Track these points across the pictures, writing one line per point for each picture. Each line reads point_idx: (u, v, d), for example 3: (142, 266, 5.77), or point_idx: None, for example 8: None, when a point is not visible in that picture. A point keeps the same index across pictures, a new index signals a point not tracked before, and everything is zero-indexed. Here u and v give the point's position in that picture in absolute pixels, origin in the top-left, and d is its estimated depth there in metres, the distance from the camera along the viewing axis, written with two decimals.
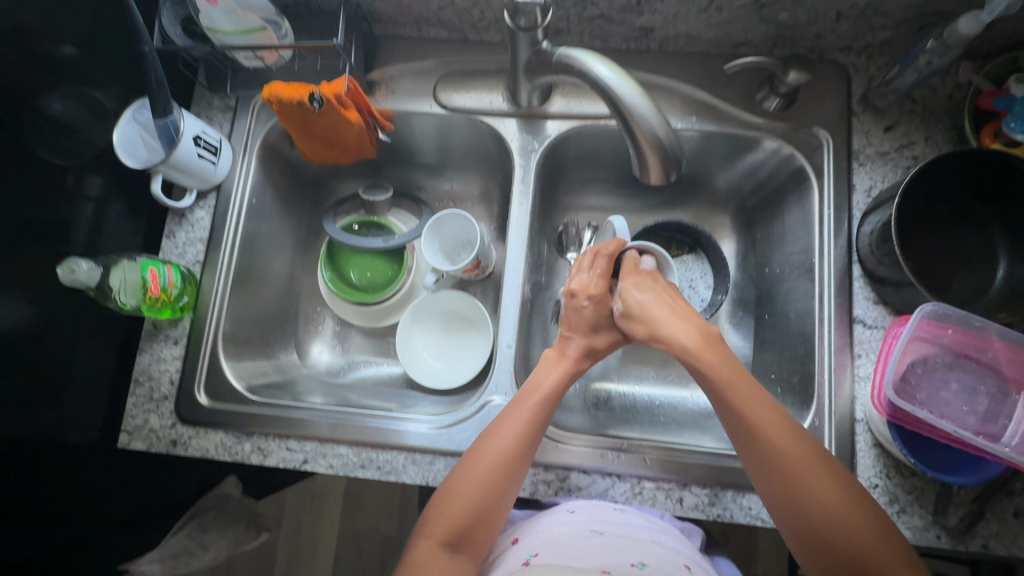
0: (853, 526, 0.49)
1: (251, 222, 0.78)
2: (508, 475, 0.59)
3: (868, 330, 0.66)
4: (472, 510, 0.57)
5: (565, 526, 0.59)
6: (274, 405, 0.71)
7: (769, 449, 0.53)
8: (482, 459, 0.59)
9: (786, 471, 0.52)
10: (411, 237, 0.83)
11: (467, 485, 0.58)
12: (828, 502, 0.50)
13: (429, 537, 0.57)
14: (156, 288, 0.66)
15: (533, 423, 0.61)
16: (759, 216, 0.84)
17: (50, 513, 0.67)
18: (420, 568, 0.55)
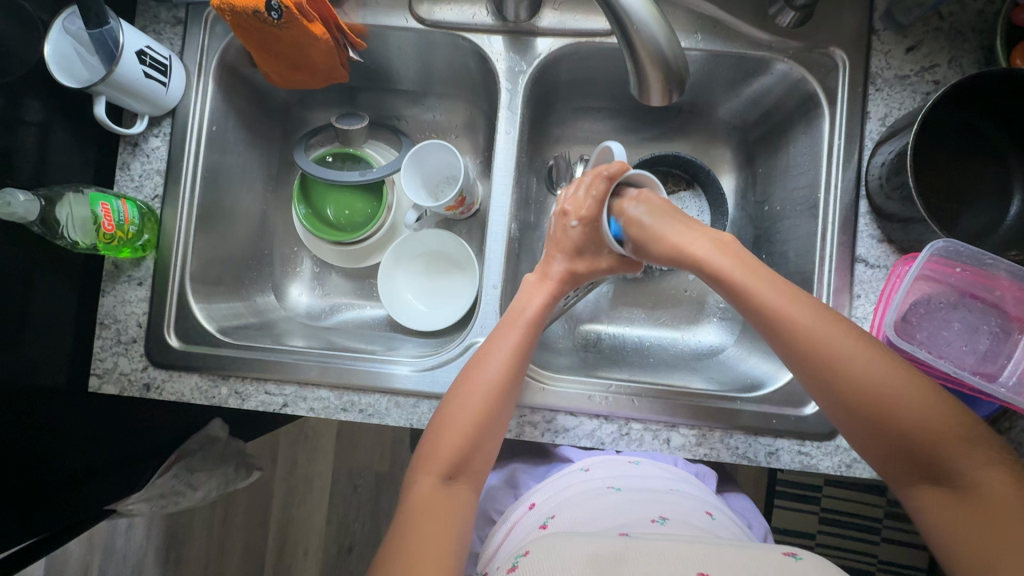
0: (923, 402, 0.47)
1: (213, 153, 0.71)
2: (499, 394, 0.58)
3: (870, 269, 0.63)
4: (467, 433, 0.57)
5: (587, 489, 0.63)
6: (250, 348, 0.68)
7: (816, 347, 0.51)
8: (474, 382, 0.58)
9: (838, 364, 0.49)
10: (390, 171, 0.77)
11: (460, 416, 0.57)
12: (890, 387, 0.48)
13: (427, 473, 0.56)
14: (111, 225, 0.61)
15: (521, 347, 0.61)
16: (762, 149, 0.78)
17: (31, 465, 0.63)
18: (420, 504, 0.54)
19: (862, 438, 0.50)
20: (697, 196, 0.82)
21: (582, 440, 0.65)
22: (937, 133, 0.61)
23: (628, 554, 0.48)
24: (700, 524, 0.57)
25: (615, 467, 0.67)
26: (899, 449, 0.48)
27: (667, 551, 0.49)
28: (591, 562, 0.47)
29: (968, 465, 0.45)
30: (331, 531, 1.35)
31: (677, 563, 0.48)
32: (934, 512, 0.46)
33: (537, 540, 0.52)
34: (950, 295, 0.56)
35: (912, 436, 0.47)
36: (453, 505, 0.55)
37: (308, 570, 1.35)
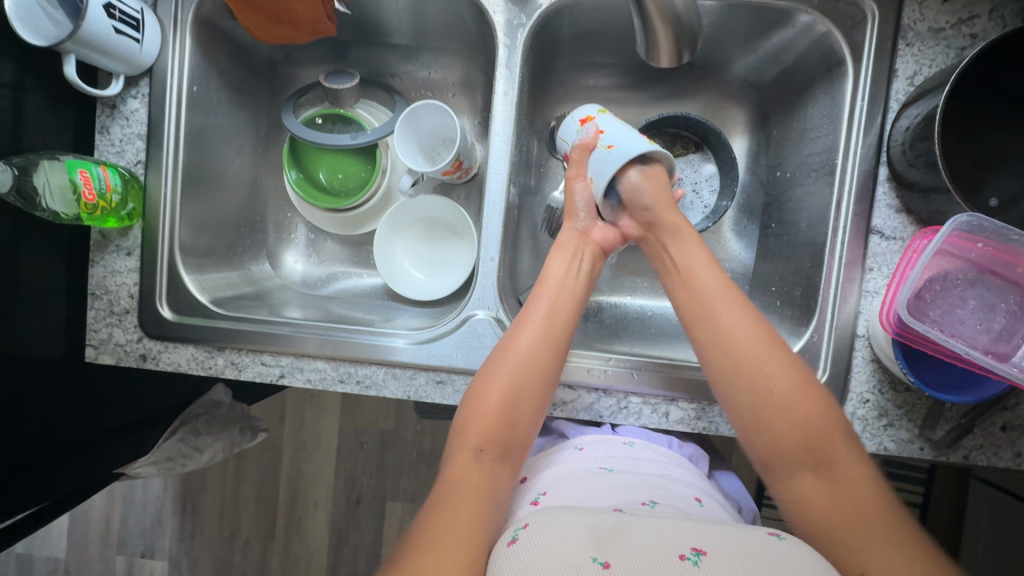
0: (818, 417, 0.52)
1: (196, 113, 0.68)
2: (537, 366, 0.58)
3: (885, 241, 0.60)
4: (504, 403, 0.57)
5: (581, 469, 0.64)
6: (246, 320, 0.67)
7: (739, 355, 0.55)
8: (510, 352, 0.59)
9: (758, 374, 0.54)
10: (383, 134, 0.73)
11: (493, 386, 0.58)
12: (795, 397, 0.53)
13: (462, 447, 0.57)
14: (91, 194, 0.58)
15: (558, 324, 0.60)
16: (778, 108, 0.74)
17: (39, 436, 0.63)
18: (451, 480, 0.55)
19: (759, 438, 0.54)
20: (707, 156, 0.78)
21: (580, 413, 0.65)
22: (968, 94, 0.57)
23: (626, 530, 0.48)
24: (688, 510, 0.58)
25: (610, 448, 0.67)
26: (786, 445, 0.53)
27: (663, 529, 0.49)
28: (591, 535, 0.47)
29: (848, 468, 0.51)
30: (338, 487, 1.40)
31: (673, 539, 0.47)
32: (810, 502, 0.51)
33: (536, 514, 0.52)
34: (968, 271, 0.54)
35: (799, 426, 0.52)
36: (488, 479, 0.55)
37: (318, 522, 1.40)
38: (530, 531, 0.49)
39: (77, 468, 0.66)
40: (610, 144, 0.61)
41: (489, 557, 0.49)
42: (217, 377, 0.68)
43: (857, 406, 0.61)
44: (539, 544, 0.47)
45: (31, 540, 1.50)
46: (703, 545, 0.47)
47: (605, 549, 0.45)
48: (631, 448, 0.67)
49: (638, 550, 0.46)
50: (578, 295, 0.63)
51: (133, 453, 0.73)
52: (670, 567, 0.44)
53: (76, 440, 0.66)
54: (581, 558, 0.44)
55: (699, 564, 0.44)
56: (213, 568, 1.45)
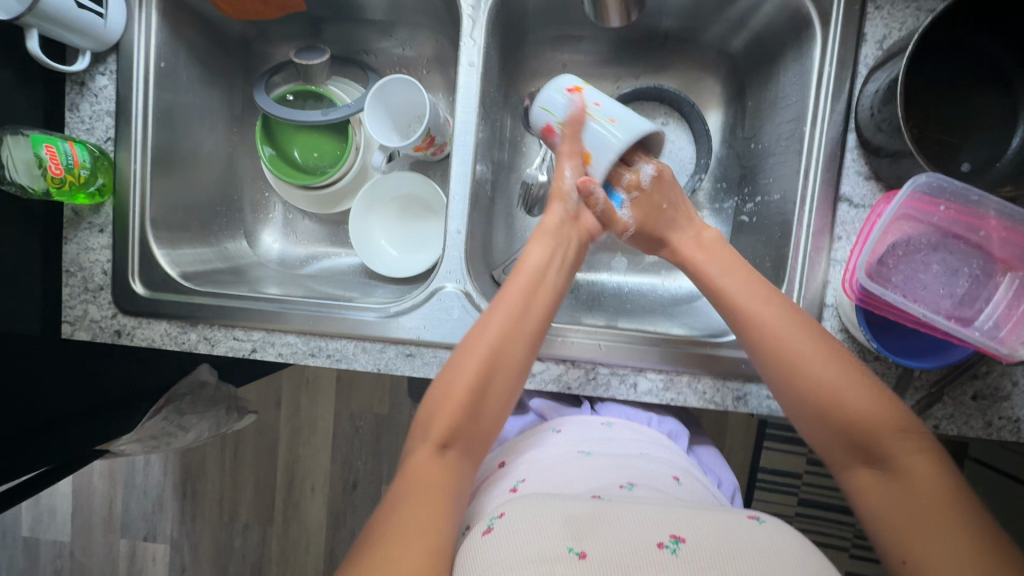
0: (859, 392, 0.51)
1: (164, 90, 0.68)
2: (507, 360, 0.58)
3: (853, 210, 0.60)
4: (470, 394, 0.56)
5: (559, 452, 0.65)
6: (219, 295, 0.67)
7: (754, 337, 0.55)
8: (470, 349, 0.58)
9: (797, 357, 0.53)
10: (353, 110, 0.73)
11: (457, 386, 0.56)
12: (837, 379, 0.52)
13: (425, 440, 0.56)
14: (59, 168, 0.58)
15: (527, 327, 0.59)
16: (752, 79, 0.73)
17: (19, 411, 0.64)
18: (417, 468, 0.54)
19: (812, 426, 0.53)
20: (680, 126, 0.78)
21: (549, 384, 0.65)
22: (937, 57, 0.56)
23: (602, 516, 0.49)
24: (666, 490, 0.59)
25: (587, 429, 0.68)
26: (842, 436, 0.51)
27: (639, 514, 0.49)
28: (566, 524, 0.47)
29: (905, 456, 0.48)
30: (334, 470, 1.41)
31: (650, 524, 0.48)
32: (869, 495, 0.50)
33: (511, 503, 0.52)
34: (932, 236, 0.53)
35: (847, 408, 0.51)
36: (449, 472, 0.54)
37: (314, 505, 1.42)
38: (504, 521, 0.50)
39: (60, 441, 0.67)
40: (611, 117, 0.60)
41: (465, 547, 0.50)
42: (191, 352, 0.68)
43: None
44: (514, 534, 0.47)
45: (37, 524, 1.54)
46: (682, 531, 0.47)
47: (580, 539, 0.46)
48: (609, 429, 0.69)
49: (615, 538, 0.46)
50: (554, 283, 0.62)
51: (117, 428, 0.74)
52: (650, 556, 0.44)
53: (57, 415, 0.67)
54: (558, 548, 0.45)
55: (677, 552, 0.45)
56: (213, 550, 1.47)
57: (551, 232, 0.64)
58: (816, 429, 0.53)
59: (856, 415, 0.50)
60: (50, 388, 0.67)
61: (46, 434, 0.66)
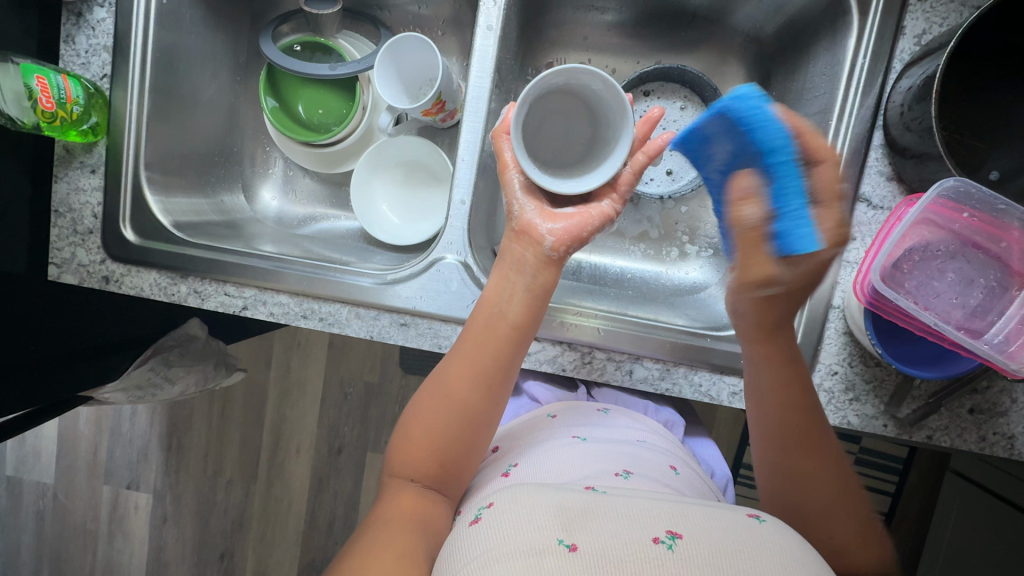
0: (831, 485, 0.54)
1: (165, 29, 0.65)
2: (462, 407, 0.57)
3: (871, 211, 0.58)
4: (429, 441, 0.57)
5: (555, 438, 0.64)
6: (211, 249, 0.65)
7: (776, 419, 0.56)
8: (434, 389, 0.59)
9: (795, 453, 0.55)
10: (363, 68, 0.70)
11: (418, 427, 0.58)
12: (819, 473, 0.54)
13: (403, 476, 0.57)
14: (50, 102, 0.56)
15: (482, 366, 0.58)
16: (779, 68, 0.70)
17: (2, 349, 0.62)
18: (392, 499, 0.55)
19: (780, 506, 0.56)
20: (698, 111, 0.75)
21: (543, 365, 0.64)
22: (976, 59, 0.53)
23: (594, 507, 0.48)
24: (662, 479, 0.58)
25: (583, 417, 0.69)
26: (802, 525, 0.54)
27: (635, 508, 0.48)
28: (559, 514, 0.46)
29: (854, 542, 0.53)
30: (319, 435, 1.41)
31: (647, 520, 0.47)
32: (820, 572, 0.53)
33: (502, 491, 0.52)
34: (951, 243, 0.51)
35: (819, 505, 0.54)
36: (427, 506, 0.55)
37: (297, 468, 1.43)
38: (494, 512, 0.49)
39: (40, 382, 0.67)
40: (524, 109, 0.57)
41: (453, 538, 0.50)
42: (181, 304, 0.67)
43: (824, 377, 0.60)
44: (505, 523, 0.47)
45: (22, 465, 1.54)
46: (678, 527, 0.46)
47: (571, 530, 0.45)
48: (606, 415, 0.70)
49: (607, 531, 0.45)
50: (515, 321, 0.58)
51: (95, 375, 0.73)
52: (643, 551, 0.44)
53: (40, 361, 0.66)
54: (547, 540, 0.44)
55: (673, 548, 0.44)
56: (195, 505, 1.48)
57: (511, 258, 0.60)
58: (784, 508, 0.55)
59: (823, 509, 0.54)
60: (31, 331, 0.66)
61: (26, 374, 0.65)
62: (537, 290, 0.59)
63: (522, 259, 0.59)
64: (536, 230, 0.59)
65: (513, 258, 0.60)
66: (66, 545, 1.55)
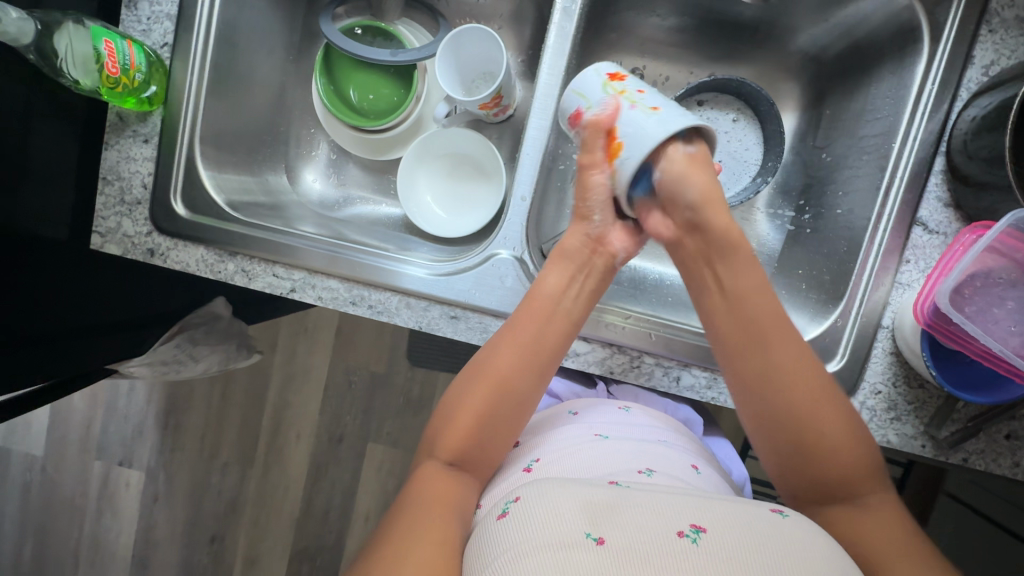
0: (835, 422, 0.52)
1: (230, 2, 0.63)
2: (512, 391, 0.58)
3: (927, 235, 0.59)
4: (473, 426, 0.57)
5: (575, 435, 0.63)
6: (260, 228, 0.64)
7: (764, 406, 0.55)
8: (480, 373, 0.59)
9: (794, 396, 0.53)
10: (423, 56, 0.69)
11: (461, 412, 0.58)
12: (823, 413, 0.53)
13: (432, 459, 0.57)
14: (115, 67, 0.54)
15: (536, 355, 0.59)
16: (835, 89, 0.71)
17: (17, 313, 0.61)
18: (419, 486, 0.54)
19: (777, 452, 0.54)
20: (750, 124, 0.76)
21: (591, 366, 0.63)
22: None
23: (620, 501, 0.47)
24: (684, 478, 0.57)
25: (602, 414, 0.68)
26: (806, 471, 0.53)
27: (659, 501, 0.47)
28: (585, 509, 0.45)
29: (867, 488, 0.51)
30: (322, 422, 1.40)
31: (670, 513, 0.46)
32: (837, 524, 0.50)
33: (527, 485, 0.50)
34: (1012, 272, 0.53)
35: (822, 442, 0.52)
36: (452, 492, 0.54)
37: (296, 455, 1.41)
38: (520, 506, 0.48)
39: (60, 352, 0.65)
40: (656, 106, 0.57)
41: (479, 532, 0.49)
42: (226, 283, 0.66)
43: (868, 396, 0.61)
44: (531, 518, 0.45)
45: (11, 435, 1.51)
46: (703, 521, 0.45)
47: (598, 525, 0.44)
48: (628, 413, 0.69)
49: (635, 525, 0.44)
50: (572, 314, 0.61)
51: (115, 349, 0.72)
52: (669, 545, 0.43)
53: (64, 328, 0.65)
54: (575, 535, 0.43)
55: (698, 542, 0.43)
56: (188, 485, 1.46)
57: (570, 254, 0.62)
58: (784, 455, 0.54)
59: (827, 449, 0.52)
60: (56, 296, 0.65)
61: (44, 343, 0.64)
62: (594, 291, 0.62)
63: (590, 263, 0.62)
64: (611, 245, 0.63)
65: (581, 259, 0.62)
66: (52, 519, 1.52)
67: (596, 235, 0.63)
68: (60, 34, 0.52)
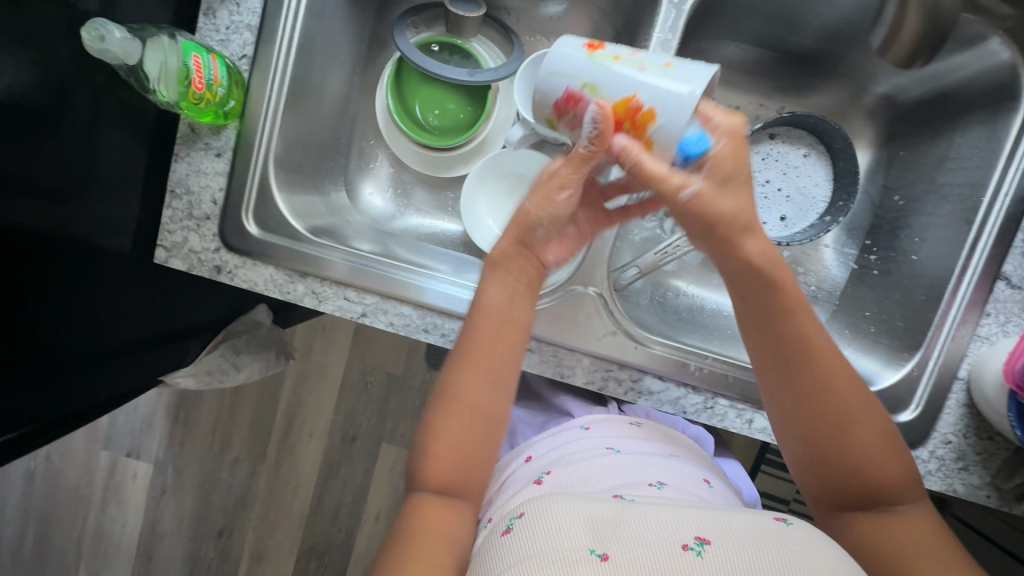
0: (869, 435, 0.52)
1: (311, 16, 0.61)
2: (480, 411, 0.55)
3: (1009, 290, 0.59)
4: (457, 457, 0.53)
5: (588, 449, 0.63)
6: (333, 252, 0.62)
7: (818, 461, 0.53)
8: (451, 399, 0.55)
9: (840, 405, 0.52)
10: (500, 76, 0.67)
11: (444, 443, 0.54)
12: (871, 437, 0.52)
13: (421, 488, 0.53)
14: (200, 83, 0.52)
15: (495, 364, 0.56)
16: (913, 131, 0.71)
17: (88, 337, 0.61)
18: (414, 506, 0.52)
19: (811, 471, 0.54)
20: (821, 160, 0.75)
21: (663, 405, 0.63)
22: None
23: (625, 517, 0.46)
24: (695, 493, 0.57)
25: (614, 428, 0.68)
26: (841, 484, 0.52)
27: (667, 514, 0.47)
28: (590, 525, 0.45)
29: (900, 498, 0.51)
30: (336, 422, 1.39)
31: (676, 525, 0.45)
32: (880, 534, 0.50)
33: (533, 501, 0.49)
34: None
35: (864, 463, 0.51)
36: (448, 517, 0.51)
37: (309, 454, 1.40)
38: (526, 521, 0.47)
39: (122, 367, 0.66)
40: (670, 61, 0.51)
41: (487, 546, 0.48)
42: (293, 303, 0.64)
43: (938, 445, 0.61)
44: (536, 536, 0.45)
45: None
46: (707, 534, 0.45)
47: (603, 541, 0.44)
48: (638, 428, 0.69)
49: (637, 540, 0.44)
50: (519, 323, 0.57)
51: (169, 361, 0.73)
52: (673, 560, 0.42)
53: (123, 342, 0.66)
54: (580, 551, 0.43)
55: (702, 554, 0.43)
56: (196, 481, 1.44)
57: (503, 262, 0.58)
58: (824, 472, 0.53)
59: (863, 463, 0.52)
60: (120, 309, 0.65)
61: (108, 360, 0.64)
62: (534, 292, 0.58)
63: (524, 271, 0.58)
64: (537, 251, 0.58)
65: (516, 268, 0.58)
66: (53, 507, 1.48)
67: (529, 245, 0.58)
68: (145, 60, 0.49)
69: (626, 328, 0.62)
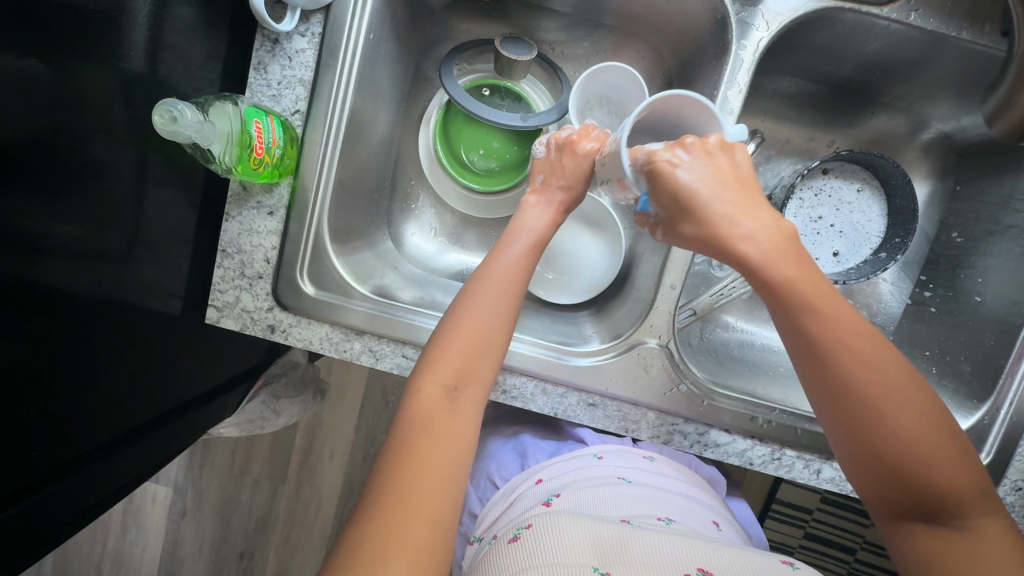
0: (928, 439, 0.44)
1: (366, 65, 0.59)
2: (489, 351, 0.52)
3: None
4: (465, 361, 0.51)
5: (597, 476, 0.59)
6: (389, 307, 0.60)
7: (864, 463, 0.46)
8: (455, 337, 0.51)
9: (890, 405, 0.44)
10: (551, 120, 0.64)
11: (449, 355, 0.51)
12: (930, 434, 0.44)
13: (427, 384, 0.50)
14: (261, 148, 0.51)
15: (508, 303, 0.54)
16: (969, 168, 0.70)
17: (136, 403, 0.60)
18: (416, 417, 0.48)
19: (859, 473, 0.47)
20: (875, 195, 0.74)
21: (730, 457, 0.62)
22: None
23: (631, 541, 0.46)
24: (702, 532, 0.54)
25: (629, 460, 0.63)
26: (894, 487, 0.45)
27: (668, 543, 0.46)
28: (595, 546, 0.45)
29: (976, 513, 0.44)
30: None
31: (680, 553, 0.45)
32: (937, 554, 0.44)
33: (541, 514, 0.50)
34: None
35: (920, 467, 0.44)
36: (458, 419, 0.49)
37: None
38: (535, 532, 0.47)
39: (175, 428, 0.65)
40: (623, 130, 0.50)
41: (492, 555, 0.48)
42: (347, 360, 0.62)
43: (1009, 492, 0.60)
44: (540, 550, 0.45)
45: None
46: (709, 565, 0.44)
47: (608, 560, 0.43)
48: (652, 463, 0.64)
49: (642, 562, 0.44)
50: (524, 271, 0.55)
51: (215, 413, 0.72)
52: None
53: (172, 403, 0.64)
54: (583, 569, 0.42)
55: None
56: None
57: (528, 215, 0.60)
58: (873, 474, 0.46)
59: (918, 471, 0.44)
60: (171, 371, 0.63)
61: (161, 422, 0.63)
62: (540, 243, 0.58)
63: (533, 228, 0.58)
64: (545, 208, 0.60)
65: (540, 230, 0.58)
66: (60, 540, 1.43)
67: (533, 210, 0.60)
68: (214, 139, 0.47)
69: (692, 382, 0.61)
